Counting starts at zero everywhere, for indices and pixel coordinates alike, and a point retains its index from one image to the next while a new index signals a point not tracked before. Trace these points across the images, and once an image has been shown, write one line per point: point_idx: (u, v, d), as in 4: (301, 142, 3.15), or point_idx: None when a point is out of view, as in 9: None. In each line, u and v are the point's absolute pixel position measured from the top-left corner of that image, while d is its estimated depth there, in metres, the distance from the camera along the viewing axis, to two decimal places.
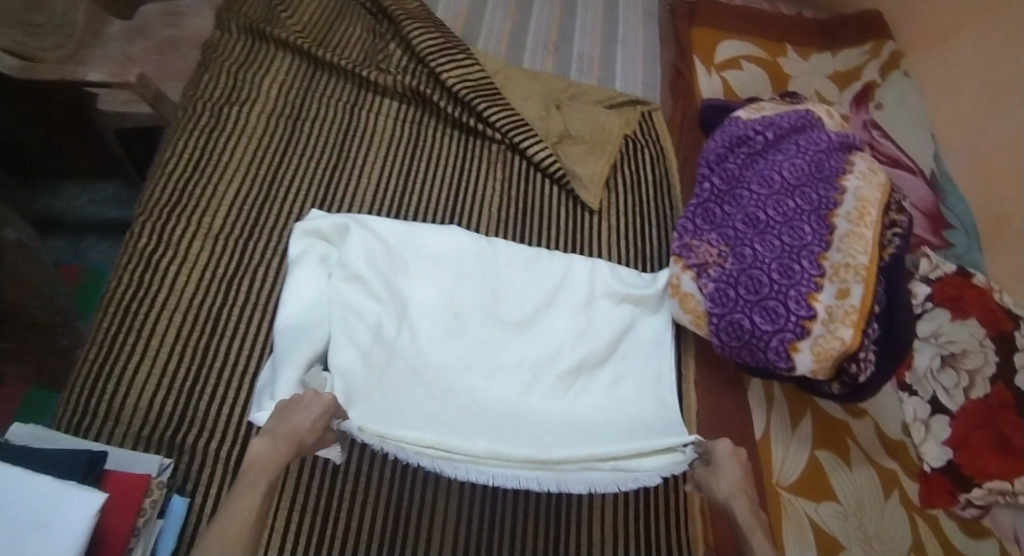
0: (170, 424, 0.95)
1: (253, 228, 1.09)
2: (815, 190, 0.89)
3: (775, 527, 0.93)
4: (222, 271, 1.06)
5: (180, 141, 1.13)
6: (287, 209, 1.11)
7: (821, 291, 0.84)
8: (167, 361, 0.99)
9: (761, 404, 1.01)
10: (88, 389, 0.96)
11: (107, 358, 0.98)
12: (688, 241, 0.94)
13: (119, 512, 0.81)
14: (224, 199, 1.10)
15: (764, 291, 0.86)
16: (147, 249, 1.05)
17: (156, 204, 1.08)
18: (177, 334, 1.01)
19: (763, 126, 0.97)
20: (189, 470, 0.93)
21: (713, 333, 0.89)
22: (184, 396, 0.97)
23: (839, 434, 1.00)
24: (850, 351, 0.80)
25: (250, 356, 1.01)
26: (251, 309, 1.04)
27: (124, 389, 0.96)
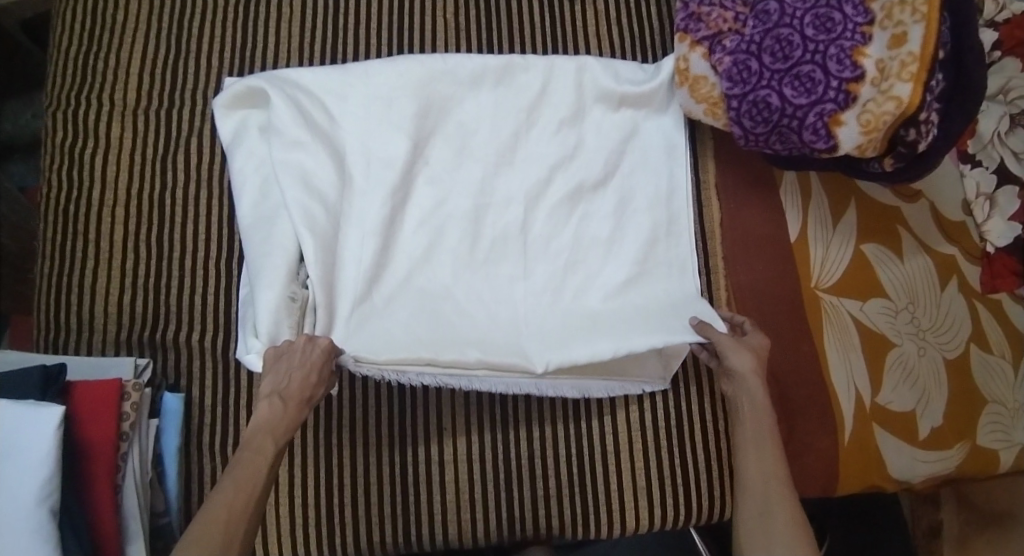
0: (146, 324, 0.81)
1: (174, 89, 0.86)
2: None
3: (815, 337, 0.79)
4: (156, 142, 0.85)
5: (65, 8, 0.89)
6: (206, 48, 0.88)
7: (870, 42, 0.66)
8: (124, 257, 0.82)
9: (795, 200, 0.82)
10: (52, 308, 0.82)
11: (63, 269, 0.82)
12: (695, 9, 0.76)
13: (96, 422, 0.68)
14: (131, 65, 0.87)
15: (796, 55, 0.68)
16: (68, 142, 0.85)
17: (64, 88, 0.86)
18: (128, 227, 0.83)
19: None
20: (179, 363, 0.81)
21: (733, 121, 0.73)
22: (156, 297, 0.82)
23: (889, 223, 0.83)
24: (907, 115, 0.65)
25: (215, 233, 0.83)
26: (199, 176, 0.84)
27: (89, 298, 0.82)
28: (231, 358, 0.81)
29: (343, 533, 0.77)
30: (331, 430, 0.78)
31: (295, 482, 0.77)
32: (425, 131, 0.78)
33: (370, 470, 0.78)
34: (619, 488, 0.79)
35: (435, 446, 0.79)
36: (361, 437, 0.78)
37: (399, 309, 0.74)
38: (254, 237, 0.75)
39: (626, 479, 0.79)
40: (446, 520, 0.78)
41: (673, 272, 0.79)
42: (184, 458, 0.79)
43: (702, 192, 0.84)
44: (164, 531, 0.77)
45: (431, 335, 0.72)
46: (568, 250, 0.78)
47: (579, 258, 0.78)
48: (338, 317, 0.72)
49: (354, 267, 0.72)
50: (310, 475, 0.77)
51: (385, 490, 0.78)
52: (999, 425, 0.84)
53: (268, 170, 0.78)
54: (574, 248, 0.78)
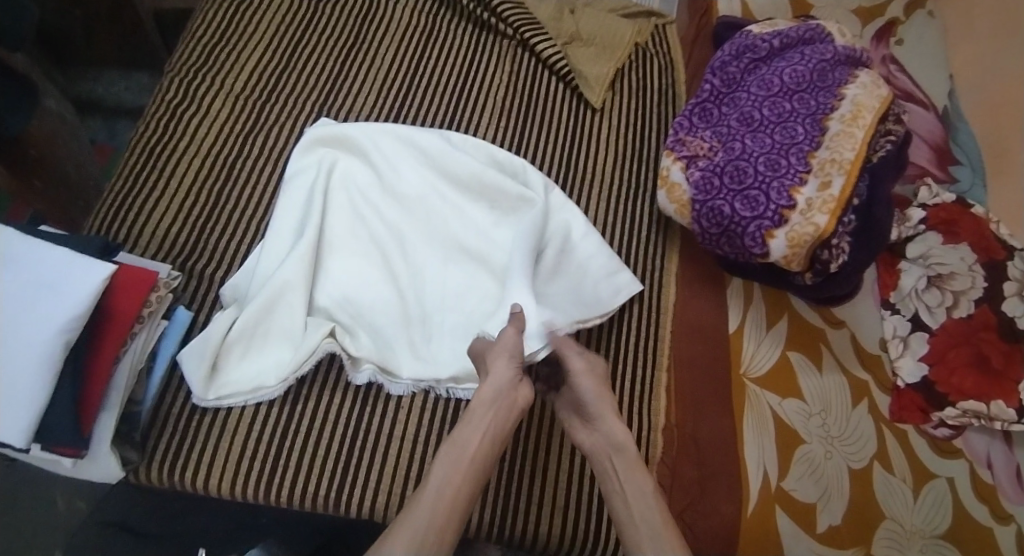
0: (182, 252, 0.92)
1: (269, 88, 1.02)
2: (814, 98, 0.95)
3: (735, 412, 0.92)
4: (243, 124, 0.99)
5: (209, 10, 1.07)
6: (305, 72, 1.04)
7: (805, 185, 0.86)
8: (185, 198, 0.94)
9: (739, 302, 0.99)
10: (106, 213, 0.92)
11: (129, 191, 0.93)
12: (683, 137, 0.98)
13: (122, 295, 0.75)
14: (244, 62, 1.03)
15: (748, 181, 0.88)
16: (175, 103, 0.99)
17: (187, 63, 1.02)
18: (194, 169, 0.96)
19: (771, 35, 1.02)
20: (200, 292, 0.90)
21: (695, 220, 0.91)
22: (198, 231, 0.93)
23: (814, 338, 0.97)
24: (822, 238, 0.84)
25: (265, 198, 0.96)
26: (273, 150, 0.99)
27: (143, 221, 0.92)
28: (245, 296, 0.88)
29: (282, 476, 0.83)
30: (300, 392, 0.87)
31: (257, 419, 0.85)
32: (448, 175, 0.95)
33: (326, 425, 0.85)
34: (539, 498, 0.86)
35: (391, 419, 0.86)
36: (326, 396, 0.87)
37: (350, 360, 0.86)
38: (282, 234, 0.89)
39: (546, 491, 0.87)
40: (377, 489, 0.83)
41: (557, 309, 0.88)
42: (170, 369, 0.85)
43: (663, 282, 1.01)
44: (132, 419, 0.80)
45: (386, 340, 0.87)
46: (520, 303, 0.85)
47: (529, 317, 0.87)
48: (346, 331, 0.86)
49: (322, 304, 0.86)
50: (268, 415, 0.85)
51: (331, 445, 0.84)
52: (893, 541, 0.87)
53: (301, 180, 0.92)
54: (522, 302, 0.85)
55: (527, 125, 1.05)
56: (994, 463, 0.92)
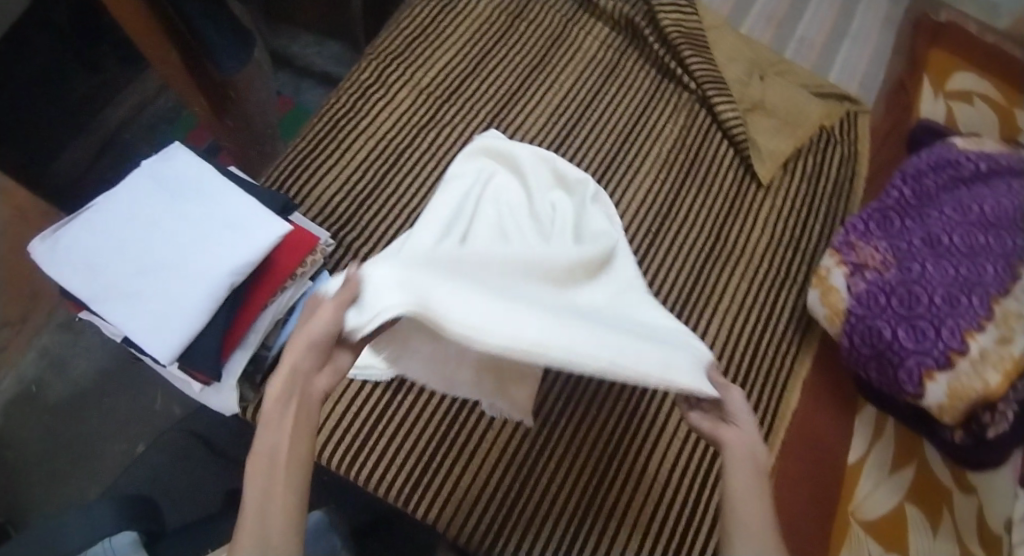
0: (337, 221, 0.94)
1: (455, 85, 1.06)
2: (1011, 236, 0.86)
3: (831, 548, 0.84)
4: (422, 115, 1.03)
5: (418, 7, 1.13)
6: (489, 82, 1.07)
7: (982, 332, 0.78)
8: (355, 172, 0.97)
9: (867, 433, 0.91)
10: (281, 168, 0.96)
11: (306, 153, 0.97)
12: (854, 239, 0.90)
13: (287, 251, 0.77)
14: (437, 58, 1.08)
15: (918, 309, 0.80)
16: (366, 83, 1.04)
17: (385, 49, 1.07)
18: (371, 147, 0.99)
19: (978, 158, 0.94)
20: (344, 263, 0.91)
21: (845, 333, 0.84)
22: (356, 204, 0.95)
23: (939, 497, 0.87)
24: (988, 399, 0.75)
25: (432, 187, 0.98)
26: (448, 145, 1.01)
27: (312, 184, 0.95)
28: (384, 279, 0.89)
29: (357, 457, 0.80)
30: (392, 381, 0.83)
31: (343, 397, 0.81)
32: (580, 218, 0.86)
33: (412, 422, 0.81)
34: None
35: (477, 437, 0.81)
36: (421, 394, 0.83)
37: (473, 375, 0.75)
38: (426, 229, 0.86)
39: None
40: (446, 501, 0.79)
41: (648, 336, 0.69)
42: None
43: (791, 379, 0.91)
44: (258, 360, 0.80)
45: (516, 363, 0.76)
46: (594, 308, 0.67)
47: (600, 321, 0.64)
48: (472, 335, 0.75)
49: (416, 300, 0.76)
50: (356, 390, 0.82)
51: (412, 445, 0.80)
52: None
53: (458, 182, 0.92)
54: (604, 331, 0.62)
55: (691, 182, 1.02)
56: None
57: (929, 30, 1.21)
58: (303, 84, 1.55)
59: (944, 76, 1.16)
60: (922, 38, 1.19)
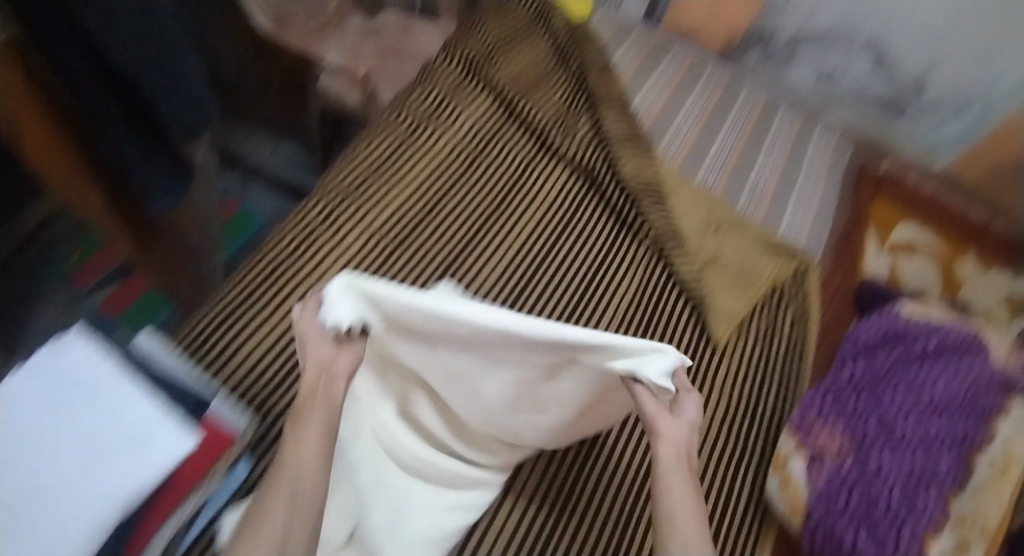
0: (266, 387, 0.85)
1: (409, 230, 1.02)
2: (961, 424, 0.87)
3: None
4: (371, 266, 0.97)
5: (374, 144, 1.09)
6: (443, 230, 1.04)
7: (939, 536, 0.79)
8: (291, 329, 0.90)
9: None
10: (207, 324, 0.88)
11: (238, 307, 0.90)
12: (811, 422, 0.89)
13: (190, 466, 0.66)
14: (392, 202, 1.04)
15: (879, 511, 0.79)
16: (311, 227, 0.98)
17: (336, 190, 1.03)
18: (311, 300, 0.92)
19: (925, 334, 0.96)
20: (266, 439, 0.81)
21: (807, 533, 0.82)
22: (289, 370, 0.86)
23: None
24: None
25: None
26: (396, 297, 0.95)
27: (242, 342, 0.87)
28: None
29: None
30: None
31: None
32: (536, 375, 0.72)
33: None
34: None
35: None
36: None
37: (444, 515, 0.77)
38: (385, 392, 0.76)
39: None
40: None
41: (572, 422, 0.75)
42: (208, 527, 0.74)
43: None
44: None
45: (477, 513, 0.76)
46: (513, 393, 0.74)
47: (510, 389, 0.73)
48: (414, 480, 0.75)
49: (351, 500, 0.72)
50: None
51: None
52: None
53: None
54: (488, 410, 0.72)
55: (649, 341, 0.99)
56: None
57: (869, 182, 1.29)
58: (253, 187, 1.38)
59: (888, 228, 1.23)
60: (864, 190, 1.27)
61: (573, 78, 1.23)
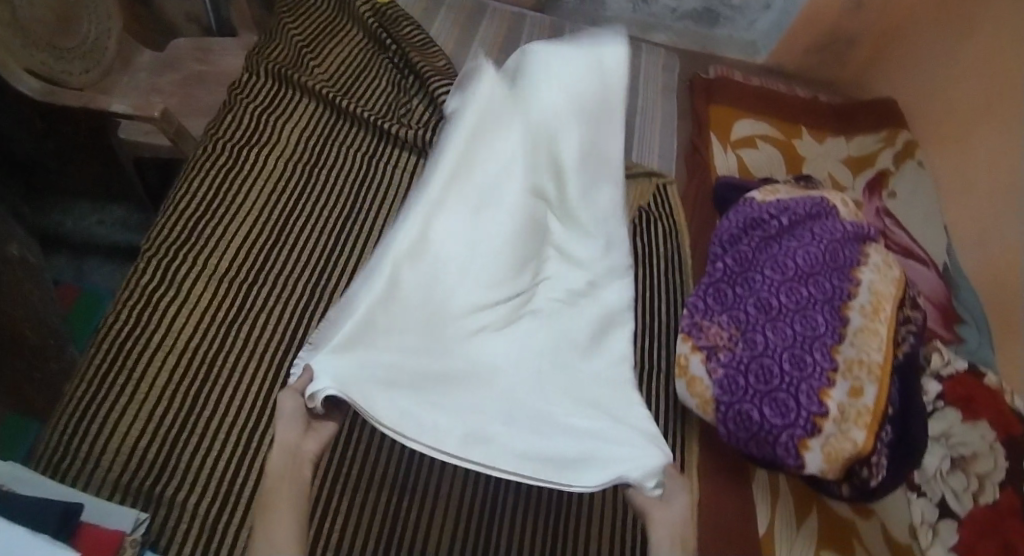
0: (150, 475, 0.77)
1: (262, 269, 0.91)
2: (829, 279, 0.92)
3: None
4: (226, 313, 0.87)
5: (196, 178, 0.96)
6: (304, 252, 0.94)
7: (834, 386, 0.83)
8: (157, 405, 0.80)
9: (766, 498, 0.92)
10: (64, 425, 0.78)
11: (92, 398, 0.79)
12: (698, 320, 0.92)
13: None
14: (231, 241, 0.92)
15: (775, 382, 0.84)
16: (150, 287, 0.87)
17: (166, 240, 0.90)
18: (174, 370, 0.83)
19: (778, 211, 1.02)
20: (166, 523, 0.75)
21: (719, 421, 0.86)
22: (170, 446, 0.78)
23: (845, 537, 0.92)
24: (861, 454, 0.79)
25: (254, 405, 0.82)
26: (265, 343, 0.86)
27: (108, 432, 0.78)
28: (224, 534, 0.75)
29: None
30: None
31: None
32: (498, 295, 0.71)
33: None
34: None
35: None
36: None
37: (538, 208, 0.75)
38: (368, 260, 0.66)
39: None
40: None
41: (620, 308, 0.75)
42: None
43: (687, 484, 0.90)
44: None
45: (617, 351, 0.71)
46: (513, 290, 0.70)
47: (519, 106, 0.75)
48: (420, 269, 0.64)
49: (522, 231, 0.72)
50: None
51: None
52: None
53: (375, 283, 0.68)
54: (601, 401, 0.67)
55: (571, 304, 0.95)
56: None
57: (703, 89, 1.33)
58: (88, 262, 1.28)
59: (727, 127, 1.28)
60: (700, 99, 1.31)
61: (397, 63, 1.15)
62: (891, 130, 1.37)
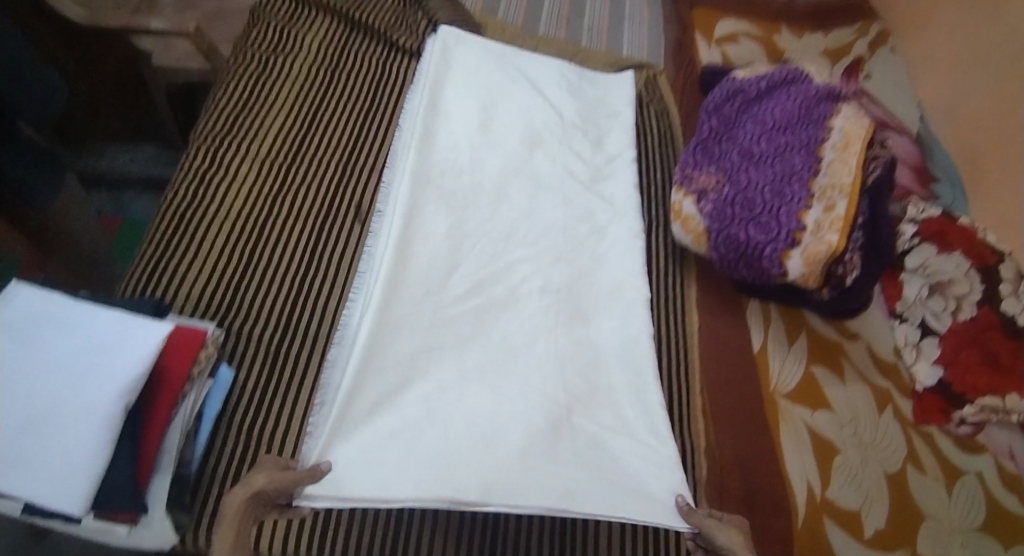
0: (218, 311, 0.91)
1: (297, 153, 1.06)
2: (805, 127, 1.03)
3: (775, 440, 0.96)
4: (269, 187, 1.02)
5: (231, 82, 1.10)
6: (331, 138, 1.09)
7: (811, 208, 0.94)
8: (219, 259, 0.95)
9: (760, 323, 1.03)
10: (139, 278, 0.91)
11: (163, 254, 0.94)
12: (689, 172, 1.03)
13: (178, 352, 0.79)
14: (268, 131, 1.07)
15: (758, 208, 0.96)
16: (203, 169, 1.01)
17: (212, 131, 1.05)
18: (229, 232, 0.97)
19: (758, 77, 1.12)
20: (237, 347, 0.90)
21: (712, 248, 0.97)
22: (233, 291, 0.93)
23: (832, 352, 1.03)
24: (836, 255, 0.91)
25: (301, 257, 0.97)
26: (306, 210, 1.01)
27: (180, 279, 0.92)
28: (288, 355, 0.90)
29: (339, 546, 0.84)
30: None
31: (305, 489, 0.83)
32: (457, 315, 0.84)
33: None
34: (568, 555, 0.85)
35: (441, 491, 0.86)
36: None
37: (499, 281, 0.89)
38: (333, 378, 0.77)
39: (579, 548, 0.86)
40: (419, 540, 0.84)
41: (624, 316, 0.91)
42: (212, 432, 0.85)
43: (685, 315, 1.03)
44: (182, 481, 0.80)
45: (638, 334, 0.89)
46: (489, 356, 0.81)
47: (451, 200, 0.94)
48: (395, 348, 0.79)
49: (475, 304, 0.86)
50: None
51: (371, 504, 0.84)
52: (938, 539, 0.95)
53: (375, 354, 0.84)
54: (620, 388, 0.84)
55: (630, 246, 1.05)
56: (1015, 453, 1.01)
57: None
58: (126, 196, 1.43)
59: (711, 26, 1.39)
60: (684, 5, 1.42)
61: None
62: (866, 21, 1.49)
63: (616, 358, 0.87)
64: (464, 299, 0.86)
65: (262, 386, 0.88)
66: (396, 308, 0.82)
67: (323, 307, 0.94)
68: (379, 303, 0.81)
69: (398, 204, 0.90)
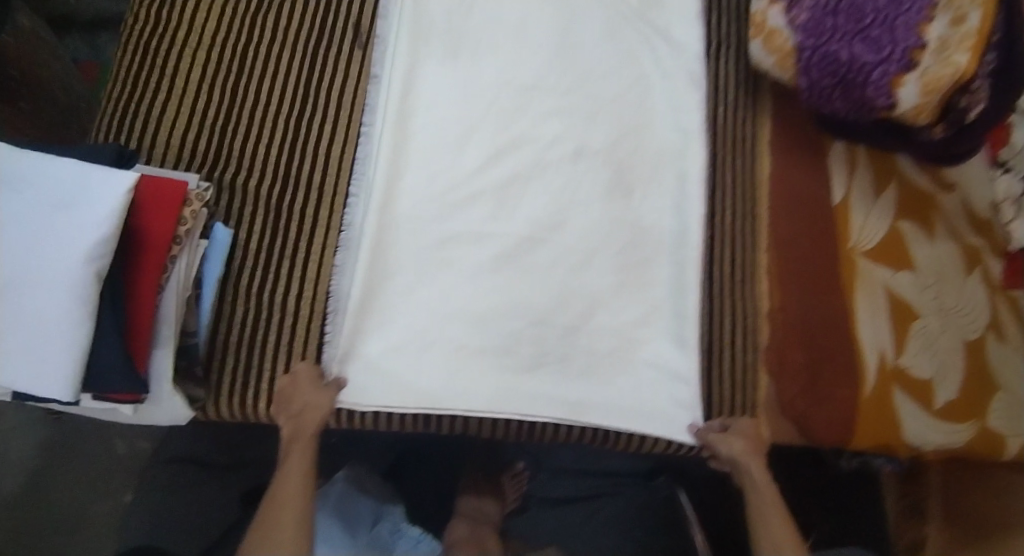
0: (209, 163, 0.79)
1: None
2: None
3: (850, 307, 0.83)
4: (245, 8, 0.86)
5: None
6: None
7: (933, 19, 0.73)
8: (198, 99, 0.82)
9: (844, 166, 0.87)
10: (111, 127, 0.80)
11: (133, 98, 0.81)
12: None
13: (157, 212, 0.65)
14: None
15: (868, 18, 0.75)
16: None
17: None
18: (207, 67, 0.83)
19: None
20: (229, 200, 0.78)
21: (802, 71, 0.79)
22: (219, 136, 0.80)
23: (922, 204, 0.88)
24: (962, 82, 0.72)
25: (293, 91, 0.83)
26: (292, 33, 0.85)
27: (156, 126, 0.80)
28: (290, 208, 0.78)
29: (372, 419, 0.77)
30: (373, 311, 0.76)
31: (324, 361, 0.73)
32: (479, 183, 0.78)
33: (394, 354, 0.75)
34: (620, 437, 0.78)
35: None
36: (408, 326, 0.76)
37: (528, 142, 0.81)
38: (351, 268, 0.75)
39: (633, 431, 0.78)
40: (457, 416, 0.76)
41: (678, 179, 0.82)
42: (219, 295, 0.75)
43: (756, 160, 0.86)
44: (190, 351, 0.72)
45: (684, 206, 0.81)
46: (509, 245, 0.77)
47: (456, 46, 0.83)
48: (421, 218, 0.76)
49: (495, 178, 0.78)
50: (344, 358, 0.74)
51: None
52: (1010, 411, 0.87)
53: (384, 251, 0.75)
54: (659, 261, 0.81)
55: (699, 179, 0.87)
56: None
57: None
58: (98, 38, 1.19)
59: None
60: None
61: None
62: None
63: (661, 232, 0.81)
64: (479, 174, 0.78)
65: (268, 246, 0.77)
66: (402, 193, 0.77)
67: (327, 147, 0.81)
68: (382, 198, 0.76)
69: (395, 63, 0.80)
